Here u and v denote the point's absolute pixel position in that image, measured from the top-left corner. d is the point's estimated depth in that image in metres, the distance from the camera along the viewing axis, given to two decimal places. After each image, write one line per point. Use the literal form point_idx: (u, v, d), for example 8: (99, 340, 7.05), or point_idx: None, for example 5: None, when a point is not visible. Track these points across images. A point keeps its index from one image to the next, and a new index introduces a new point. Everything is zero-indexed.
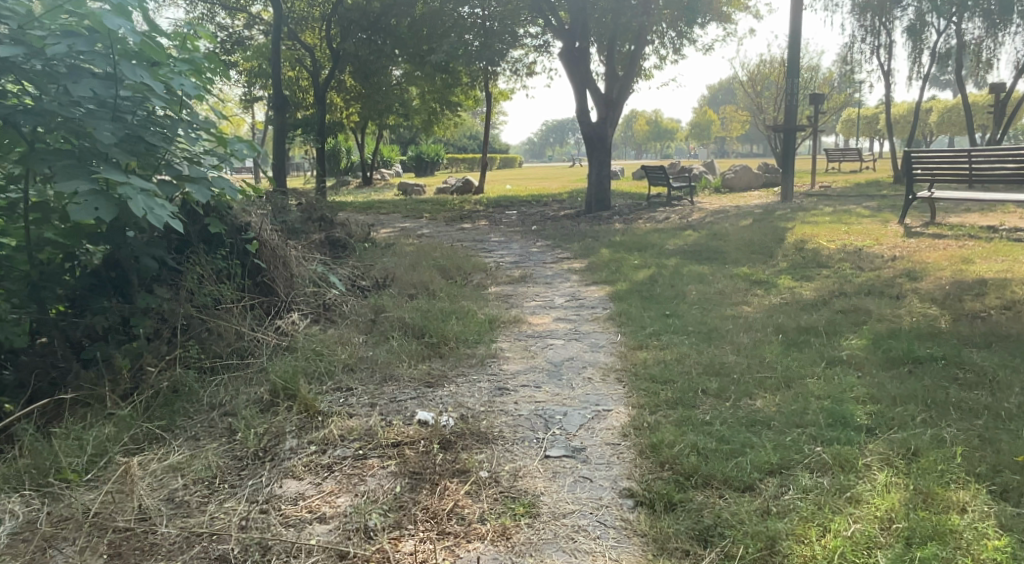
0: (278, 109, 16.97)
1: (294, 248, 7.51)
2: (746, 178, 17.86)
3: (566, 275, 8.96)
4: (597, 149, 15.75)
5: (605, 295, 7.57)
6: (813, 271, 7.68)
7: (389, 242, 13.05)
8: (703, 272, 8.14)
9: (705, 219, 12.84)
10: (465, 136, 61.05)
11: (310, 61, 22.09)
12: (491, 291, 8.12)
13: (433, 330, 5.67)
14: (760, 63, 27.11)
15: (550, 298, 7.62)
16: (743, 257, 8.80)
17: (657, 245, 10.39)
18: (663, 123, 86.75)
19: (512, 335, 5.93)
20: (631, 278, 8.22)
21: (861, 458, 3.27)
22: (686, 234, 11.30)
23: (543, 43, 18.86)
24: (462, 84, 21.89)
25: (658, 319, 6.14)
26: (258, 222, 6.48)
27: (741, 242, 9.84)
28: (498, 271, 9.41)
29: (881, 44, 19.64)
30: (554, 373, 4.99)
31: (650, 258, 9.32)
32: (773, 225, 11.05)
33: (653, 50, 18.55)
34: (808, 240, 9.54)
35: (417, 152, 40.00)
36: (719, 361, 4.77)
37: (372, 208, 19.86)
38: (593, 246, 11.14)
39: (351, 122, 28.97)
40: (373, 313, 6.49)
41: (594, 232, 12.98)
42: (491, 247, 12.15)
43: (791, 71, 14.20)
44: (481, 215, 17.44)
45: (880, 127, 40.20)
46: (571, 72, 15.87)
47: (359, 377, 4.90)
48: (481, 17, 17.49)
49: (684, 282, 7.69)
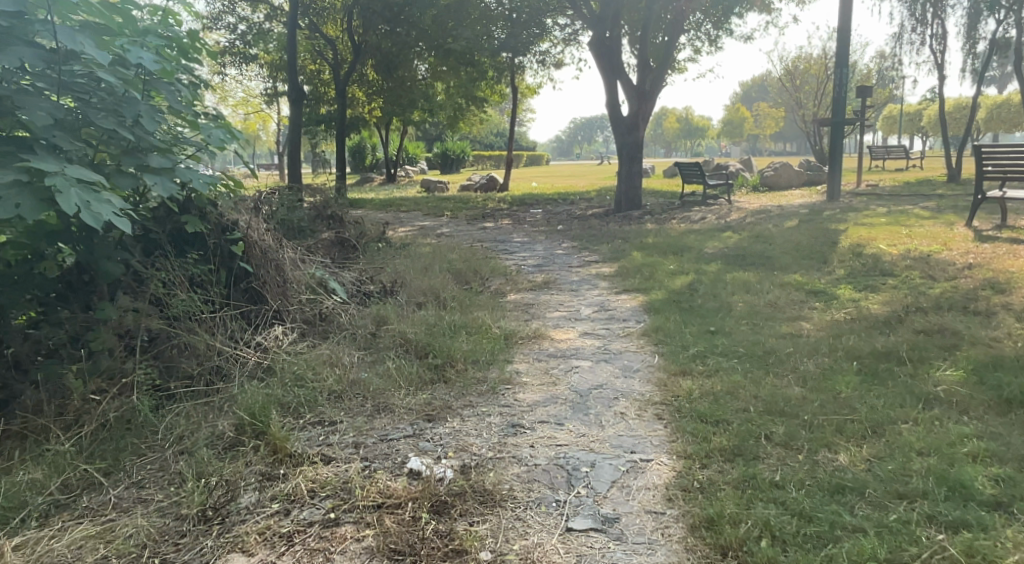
0: (293, 101, 16.26)
1: (293, 250, 6.76)
2: (786, 176, 16.83)
3: (595, 281, 8.10)
4: (628, 145, 14.81)
5: (638, 305, 6.71)
6: (877, 282, 6.82)
7: (405, 242, 12.27)
8: (748, 280, 7.25)
9: (745, 219, 11.92)
10: (493, 133, 60.25)
11: (332, 54, 21.44)
12: (511, 299, 7.29)
13: (438, 348, 4.86)
14: (800, 57, 25.98)
15: (576, 309, 6.79)
16: (792, 263, 7.90)
17: (695, 248, 9.49)
18: (694, 120, 85.35)
19: (531, 354, 5.12)
20: (667, 286, 7.37)
21: (1004, 556, 2.52)
22: (724, 236, 10.40)
23: (571, 35, 18.00)
24: (488, 78, 21.08)
25: (702, 339, 5.26)
26: (245, 219, 5.74)
27: (788, 246, 8.91)
28: (519, 276, 8.58)
29: (934, 35, 18.51)
30: (578, 406, 4.12)
31: (687, 262, 8.44)
32: (822, 226, 10.11)
33: (689, 41, 17.63)
34: (864, 244, 8.59)
35: (443, 148, 39.29)
36: (783, 398, 3.90)
37: (392, 206, 19.12)
38: (625, 248, 10.27)
39: (374, 118, 28.29)
40: (375, 325, 5.69)
41: (625, 232, 12.15)
42: (514, 248, 11.36)
43: (842, 61, 13.21)
44: (504, 214, 16.61)
45: (923, 125, 38.72)
46: (601, 64, 14.97)
47: (347, 405, 4.07)
48: (506, 9, 16.90)
49: (727, 292, 6.80)
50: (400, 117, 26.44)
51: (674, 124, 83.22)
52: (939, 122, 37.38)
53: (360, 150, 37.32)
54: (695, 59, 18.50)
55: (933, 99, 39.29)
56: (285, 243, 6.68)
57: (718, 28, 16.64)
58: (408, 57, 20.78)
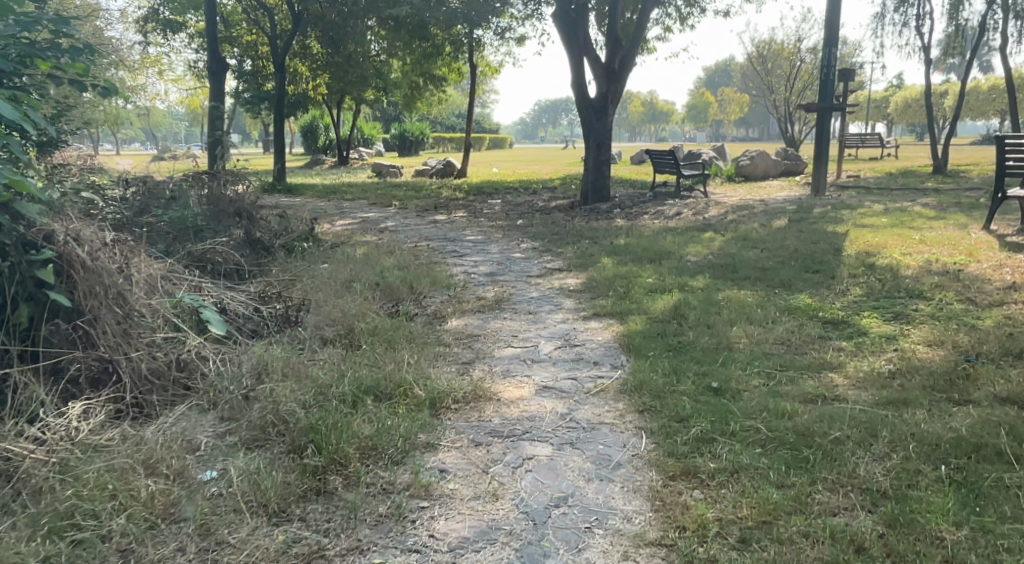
0: (213, 75, 14.68)
1: (154, 269, 5.35)
2: (763, 166, 15.49)
3: (557, 300, 6.61)
4: (594, 131, 13.29)
5: (613, 340, 5.25)
6: (909, 308, 5.46)
7: (339, 239, 10.72)
8: (747, 303, 5.84)
9: (726, 216, 10.54)
10: (454, 114, 58.41)
11: (270, 25, 19.68)
12: (451, 328, 5.76)
13: (326, 429, 3.34)
14: (770, 38, 24.66)
15: (535, 346, 5.29)
16: (796, 277, 6.50)
17: (676, 254, 8.07)
18: (658, 104, 84.35)
19: (467, 432, 3.62)
20: (645, 308, 5.94)
21: None
22: (705, 237, 8.99)
23: (533, 8, 16.52)
24: (443, 54, 19.51)
25: (703, 405, 3.84)
26: (65, 228, 4.36)
27: (784, 252, 7.53)
28: (465, 291, 7.05)
29: (918, 15, 17.23)
30: (529, 550, 2.66)
31: (669, 274, 7.02)
32: (818, 226, 8.76)
33: (662, 18, 16.24)
34: (876, 250, 7.23)
35: (401, 129, 37.46)
36: (856, 555, 2.52)
37: (336, 193, 17.47)
38: (593, 252, 8.80)
39: (321, 96, 26.50)
40: (250, 382, 4.29)
41: (590, 230, 10.74)
42: (463, 249, 9.88)
43: (832, 38, 11.81)
44: (459, 204, 15.08)
45: (891, 111, 37.87)
46: (564, 38, 13.32)
47: (155, 555, 2.60)
48: None
49: (725, 321, 5.38)
50: (350, 94, 24.67)
51: (638, 106, 81.92)
52: (908, 108, 36.52)
53: (312, 131, 35.35)
54: (665, 39, 17.11)
55: (900, 85, 38.46)
56: (141, 259, 5.28)
57: (692, 4, 15.26)
58: (356, 28, 19.07)
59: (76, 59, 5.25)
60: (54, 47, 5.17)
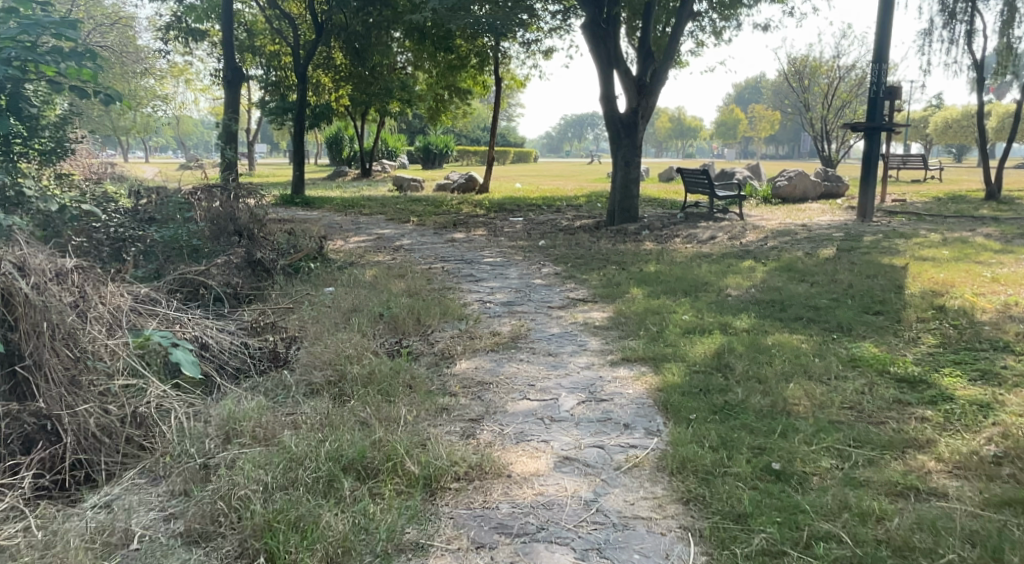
0: (228, 83, 14.24)
1: (121, 300, 4.72)
2: (802, 187, 14.65)
3: (580, 340, 5.86)
4: (623, 149, 12.54)
5: (646, 395, 4.51)
6: (997, 366, 4.64)
7: (350, 258, 10.10)
8: (802, 351, 5.06)
9: (767, 242, 9.77)
10: (479, 127, 58.08)
11: (292, 34, 19.26)
12: (459, 372, 5.05)
13: (295, 536, 2.73)
14: (807, 54, 23.79)
15: (555, 399, 4.53)
16: (854, 320, 5.70)
17: (713, 286, 7.31)
18: (686, 120, 83.44)
19: (467, 529, 2.94)
20: (684, 353, 5.19)
21: None
22: (745, 267, 8.22)
23: (562, 19, 15.91)
24: (468, 66, 18.97)
25: (762, 495, 3.11)
26: (6, 256, 3.73)
27: (837, 288, 6.74)
28: (478, 325, 6.33)
29: (968, 32, 16.29)
30: None
31: (707, 311, 6.26)
32: (870, 257, 7.95)
33: (696, 32, 15.54)
34: (944, 289, 6.41)
35: (425, 142, 37.03)
36: None
37: (354, 207, 16.94)
38: (621, 281, 8.06)
39: (344, 106, 26.09)
40: (213, 445, 3.60)
41: (617, 253, 10.04)
42: (480, 272, 9.19)
43: (880, 55, 10.99)
44: (479, 222, 14.43)
45: (930, 131, 36.74)
46: (593, 50, 12.61)
47: None
48: None
49: (779, 376, 4.59)
50: (373, 106, 24.22)
51: (666, 122, 81.05)
52: (948, 129, 35.40)
53: (336, 141, 35.11)
54: (698, 53, 16.38)
55: (940, 105, 37.36)
56: (107, 290, 4.63)
57: (729, 17, 14.52)
58: (379, 39, 18.55)
59: (75, 62, 5.73)
60: (54, 52, 5.68)
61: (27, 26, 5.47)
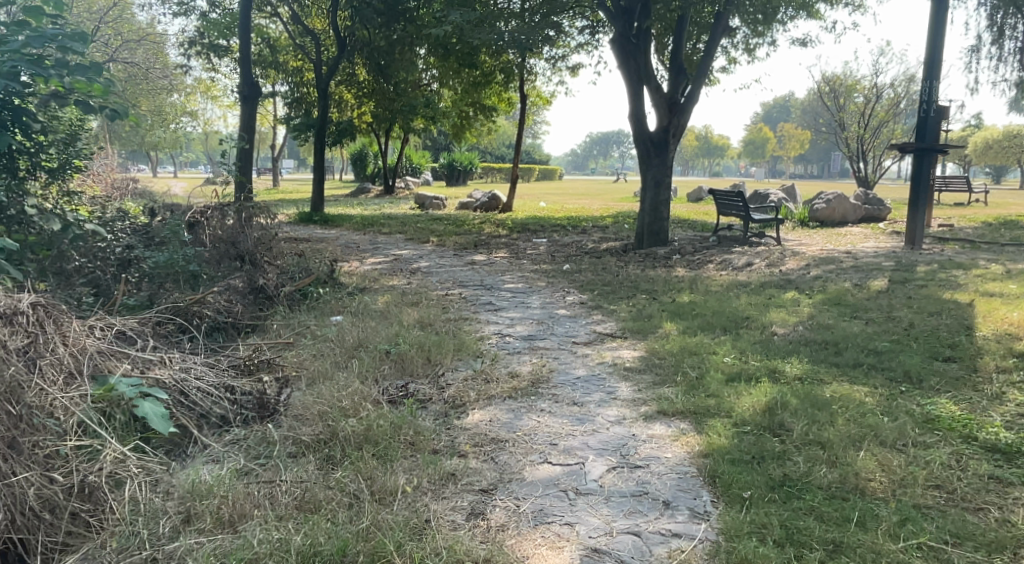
0: (244, 98, 13.81)
1: (88, 341, 4.14)
2: (841, 210, 13.89)
3: (609, 385, 5.18)
4: (654, 169, 11.88)
5: (688, 461, 3.84)
6: None
7: (362, 282, 9.53)
8: (868, 408, 4.35)
9: (810, 271, 9.06)
10: (504, 143, 57.70)
11: (314, 50, 18.86)
12: (471, 426, 4.41)
13: None
14: (843, 73, 23.04)
15: (580, 464, 3.87)
16: (922, 368, 5.00)
17: (756, 322, 6.60)
18: (713, 138, 82.52)
19: None
20: (729, 405, 4.51)
21: None
22: (788, 299, 7.51)
23: (589, 35, 15.41)
24: (493, 83, 18.49)
25: None
26: None
27: (896, 327, 6.02)
28: (495, 364, 5.68)
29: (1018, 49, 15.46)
30: None
31: (752, 353, 5.57)
32: (928, 290, 7.21)
33: (728, 48, 14.90)
34: (1022, 332, 5.66)
35: (450, 159, 36.57)
36: None
37: (374, 225, 16.42)
38: (652, 313, 7.39)
39: (367, 123, 25.74)
40: (168, 533, 3.10)
41: (647, 280, 9.38)
42: (500, 300, 8.58)
43: (932, 71, 10.28)
44: (500, 243, 13.83)
45: (969, 152, 35.64)
46: (623, 66, 11.97)
47: None
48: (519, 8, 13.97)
49: (845, 440, 3.92)
50: (396, 123, 23.82)
51: (693, 140, 80.23)
52: (989, 149, 34.28)
53: (361, 158, 34.84)
54: (730, 71, 15.74)
55: (980, 125, 36.24)
56: (70, 330, 4.09)
57: (765, 32, 13.86)
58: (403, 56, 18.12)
59: (82, 78, 5.23)
60: (58, 64, 5.22)
61: (31, 37, 5.01)
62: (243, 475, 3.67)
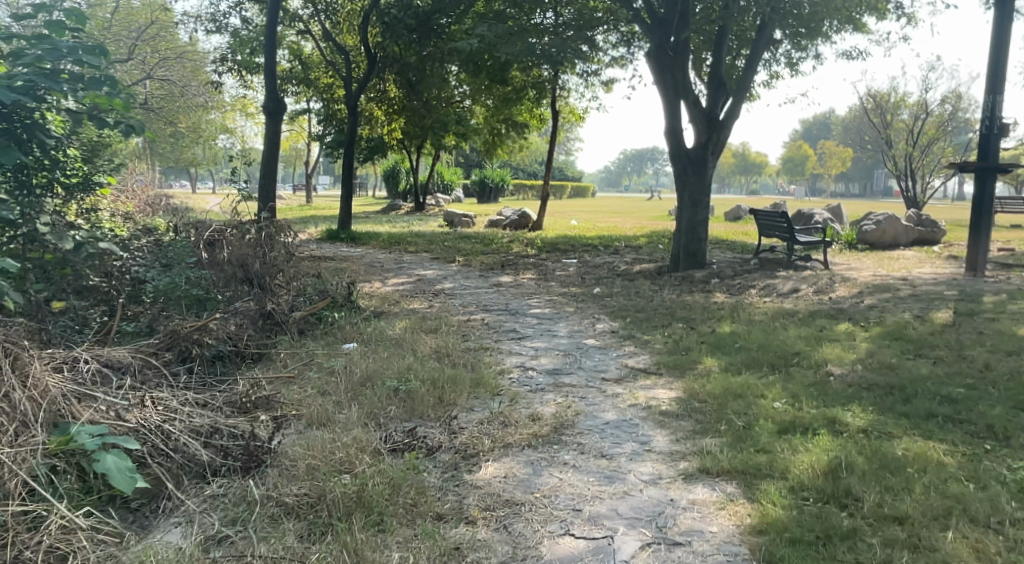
0: (270, 114, 13.47)
1: (53, 382, 3.70)
2: (892, 232, 13.10)
3: (643, 434, 4.56)
4: (690, 187, 11.26)
5: (736, 539, 3.24)
6: None
7: (380, 305, 9.03)
8: (950, 472, 3.68)
9: (863, 299, 8.36)
10: (537, 160, 57.21)
11: (344, 68, 18.57)
12: (483, 483, 3.84)
13: None
14: (890, 89, 22.12)
15: (609, 538, 3.28)
16: (1009, 422, 4.31)
17: (808, 359, 5.94)
18: (750, 156, 81.26)
19: None
20: (784, 464, 3.87)
21: None
22: (841, 332, 6.84)
23: (625, 49, 14.85)
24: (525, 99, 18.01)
25: None
26: None
27: (970, 369, 5.32)
28: (515, 405, 5.10)
29: None
30: None
31: (806, 397, 4.92)
32: (1001, 325, 6.49)
33: (771, 62, 14.24)
34: None
35: (482, 175, 36.17)
36: None
37: (400, 244, 15.99)
38: (690, 345, 6.76)
39: (398, 139, 25.44)
40: None
41: (684, 306, 8.75)
42: (525, 328, 8.00)
43: (994, 84, 9.57)
44: (529, 263, 13.25)
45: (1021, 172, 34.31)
46: (659, 79, 11.39)
47: None
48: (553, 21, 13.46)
49: (927, 515, 3.27)
50: (427, 140, 23.48)
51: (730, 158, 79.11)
52: None
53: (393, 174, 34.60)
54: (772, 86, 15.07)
55: None
56: (32, 369, 3.65)
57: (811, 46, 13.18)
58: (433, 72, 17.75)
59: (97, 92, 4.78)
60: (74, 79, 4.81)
61: (45, 49, 4.57)
62: (212, 546, 3.16)
